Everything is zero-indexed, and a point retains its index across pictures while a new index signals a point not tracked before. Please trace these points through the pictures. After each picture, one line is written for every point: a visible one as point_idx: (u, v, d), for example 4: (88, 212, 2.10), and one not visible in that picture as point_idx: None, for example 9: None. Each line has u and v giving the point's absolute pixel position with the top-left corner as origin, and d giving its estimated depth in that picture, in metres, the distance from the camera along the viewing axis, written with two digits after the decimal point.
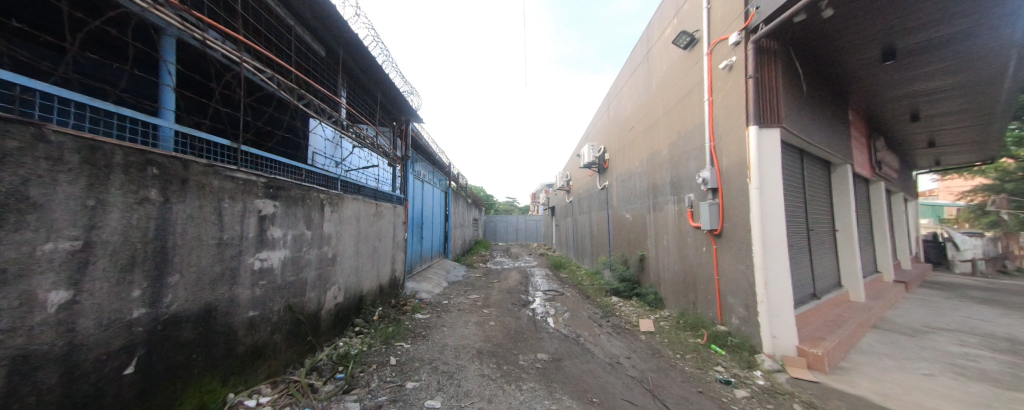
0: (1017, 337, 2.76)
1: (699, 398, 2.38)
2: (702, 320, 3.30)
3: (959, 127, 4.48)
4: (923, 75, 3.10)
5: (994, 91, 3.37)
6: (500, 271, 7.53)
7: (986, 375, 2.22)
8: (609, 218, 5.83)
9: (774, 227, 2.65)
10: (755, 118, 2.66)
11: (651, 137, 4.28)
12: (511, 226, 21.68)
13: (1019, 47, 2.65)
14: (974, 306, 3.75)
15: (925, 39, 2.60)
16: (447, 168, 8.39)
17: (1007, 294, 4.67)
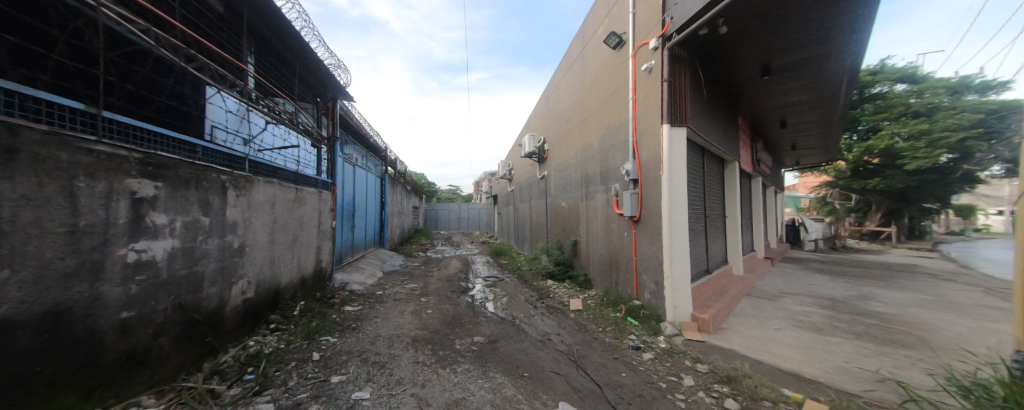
0: (837, 296, 3.68)
1: (616, 364, 2.71)
2: (622, 296, 3.71)
3: (812, 135, 5.67)
4: (789, 90, 3.82)
5: (834, 107, 4.32)
6: (442, 260, 7.46)
7: (814, 325, 2.94)
8: (547, 206, 6.13)
9: (679, 213, 3.08)
10: (668, 117, 3.02)
11: (584, 130, 4.57)
12: (454, 214, 21.61)
13: (848, 75, 3.43)
14: (815, 275, 4.86)
15: (790, 61, 3.21)
16: (383, 153, 7.90)
17: (836, 265, 6.18)
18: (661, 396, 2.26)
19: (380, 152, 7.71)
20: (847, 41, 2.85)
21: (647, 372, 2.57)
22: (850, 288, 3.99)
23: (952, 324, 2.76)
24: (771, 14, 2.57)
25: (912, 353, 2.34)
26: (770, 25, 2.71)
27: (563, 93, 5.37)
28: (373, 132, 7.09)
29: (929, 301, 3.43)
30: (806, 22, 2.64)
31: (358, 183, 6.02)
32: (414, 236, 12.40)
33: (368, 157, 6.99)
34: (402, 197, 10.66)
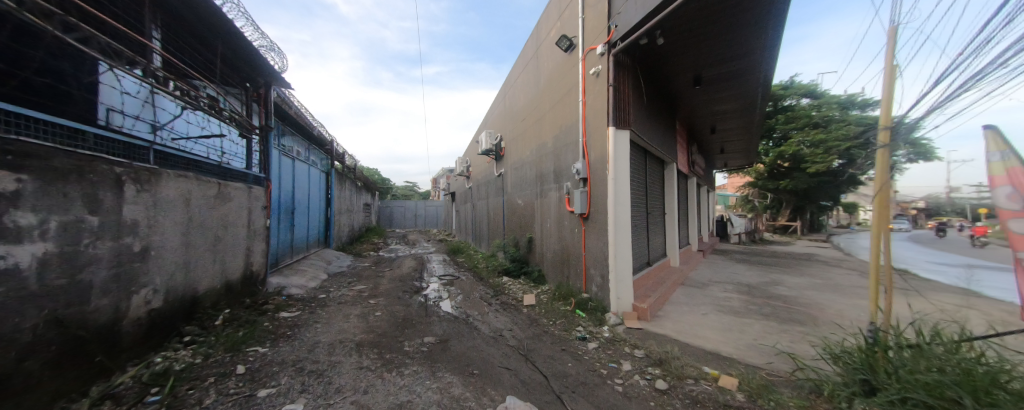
0: (753, 282, 4.21)
1: (564, 355, 2.82)
2: (572, 290, 3.87)
3: (736, 140, 6.40)
4: (716, 100, 4.26)
5: (753, 117, 4.92)
6: (395, 259, 7.19)
7: (733, 309, 3.33)
8: (504, 204, 6.17)
9: (623, 211, 3.28)
10: (613, 119, 3.20)
11: (539, 130, 4.67)
12: (409, 212, 21.12)
13: (762, 89, 3.92)
14: (738, 264, 5.52)
15: (716, 74, 3.58)
16: (329, 146, 7.36)
17: (755, 255, 7.07)
18: (601, 382, 2.40)
19: (326, 145, 7.16)
20: (760, 59, 3.26)
21: (591, 360, 2.72)
22: (764, 276, 4.59)
23: (834, 302, 3.31)
24: (700, 30, 2.84)
25: (803, 328, 2.76)
26: (699, 40, 2.99)
27: (519, 91, 5.42)
28: (317, 123, 6.57)
29: (820, 284, 4.07)
30: (728, 39, 2.97)
31: (298, 178, 5.54)
32: (366, 235, 11.73)
33: (311, 150, 6.45)
34: (352, 194, 10.00)
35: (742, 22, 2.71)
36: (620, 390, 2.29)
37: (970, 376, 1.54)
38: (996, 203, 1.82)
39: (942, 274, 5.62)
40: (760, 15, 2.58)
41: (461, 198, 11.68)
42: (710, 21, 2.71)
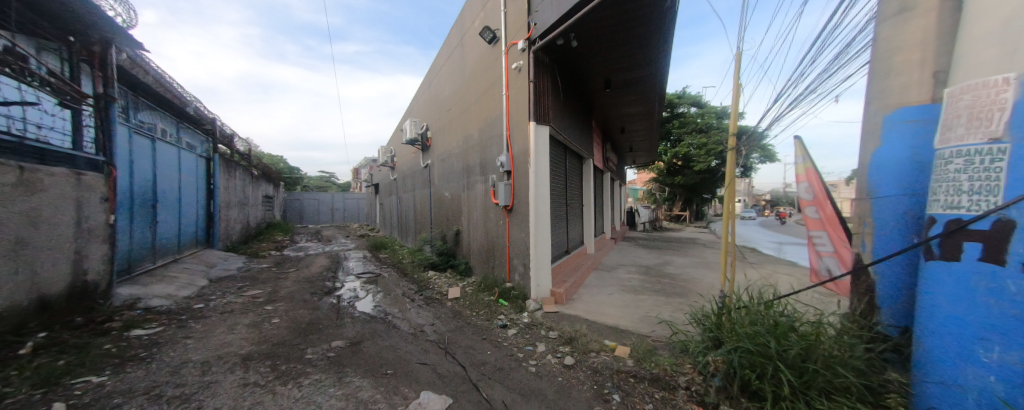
0: (648, 263, 4.93)
1: (484, 344, 2.87)
2: (496, 280, 3.96)
3: (642, 140, 7.36)
4: (624, 103, 4.80)
5: (652, 120, 5.70)
6: (304, 258, 6.42)
7: (632, 287, 3.84)
8: (431, 196, 5.95)
9: (542, 203, 3.47)
10: (533, 115, 3.32)
11: (465, 121, 4.61)
12: (323, 205, 19.38)
13: (657, 97, 4.55)
14: (639, 249, 6.42)
15: (622, 79, 4.00)
16: (209, 126, 6.11)
17: (656, 240, 8.29)
18: (517, 365, 2.52)
19: (204, 125, 5.88)
20: (655, 70, 3.76)
21: (509, 346, 2.84)
22: (658, 257, 5.42)
23: (704, 276, 4.06)
24: (607, 37, 3.12)
25: (680, 299, 3.34)
26: (606, 47, 3.28)
27: (445, 80, 5.26)
28: (192, 98, 5.38)
29: (696, 262, 4.98)
30: (630, 50, 3.34)
31: (160, 164, 4.48)
32: (268, 233, 10.07)
33: (179, 130, 5.21)
34: (244, 184, 8.43)
35: (641, 35, 3.07)
36: (533, 370, 2.44)
37: (777, 326, 2.07)
38: (798, 196, 2.71)
39: (775, 249, 7.45)
40: (653, 30, 2.95)
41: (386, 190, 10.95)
42: (615, 29, 2.99)
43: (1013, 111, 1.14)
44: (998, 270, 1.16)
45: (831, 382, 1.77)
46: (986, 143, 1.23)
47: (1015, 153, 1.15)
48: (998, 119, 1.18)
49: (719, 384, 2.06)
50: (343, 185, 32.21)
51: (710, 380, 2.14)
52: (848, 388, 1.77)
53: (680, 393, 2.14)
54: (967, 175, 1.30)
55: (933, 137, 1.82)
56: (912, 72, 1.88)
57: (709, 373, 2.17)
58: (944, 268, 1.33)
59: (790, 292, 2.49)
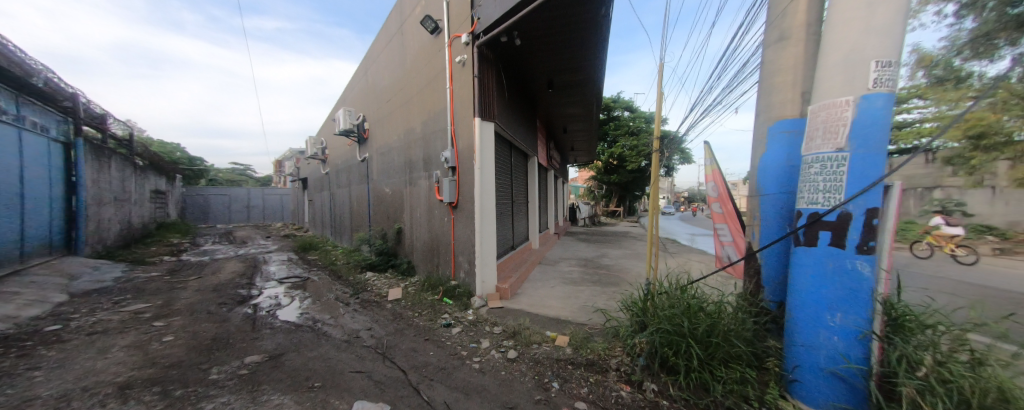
0: (586, 256, 5.28)
1: (426, 345, 2.77)
2: (441, 278, 3.86)
3: (582, 139, 7.87)
4: (565, 104, 5.05)
5: (590, 122, 6.12)
6: (212, 265, 5.54)
7: (572, 279, 4.07)
8: (369, 192, 5.53)
9: (488, 200, 3.47)
10: (478, 111, 3.28)
11: (406, 113, 4.38)
12: (237, 202, 17.44)
13: (594, 100, 4.88)
14: (579, 243, 6.87)
15: (563, 81, 4.20)
16: (67, 104, 4.89)
17: (595, 235, 8.91)
18: (460, 364, 2.48)
19: (61, 101, 4.69)
20: (591, 75, 4.00)
21: (453, 344, 2.78)
22: (595, 250, 5.84)
23: (632, 267, 4.47)
24: (548, 38, 3.22)
25: (612, 288, 3.63)
26: (547, 48, 3.39)
27: (383, 68, 4.93)
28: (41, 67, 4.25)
29: (628, 253, 5.48)
30: (569, 53, 3.50)
31: None
32: (160, 236, 8.39)
33: (18, 105, 4.05)
34: (123, 176, 6.91)
35: (579, 39, 3.23)
36: (476, 367, 2.42)
37: (689, 308, 2.35)
38: (706, 194, 3.10)
39: (690, 240, 8.61)
40: (590, 35, 3.13)
41: (317, 185, 9.93)
42: (556, 32, 3.09)
43: (852, 127, 1.58)
44: (842, 252, 1.64)
45: (727, 351, 2.10)
46: (833, 151, 1.65)
47: (853, 159, 1.58)
48: (842, 133, 1.61)
49: (643, 363, 2.26)
50: (264, 180, 28.52)
51: (636, 360, 2.34)
52: (739, 355, 2.11)
53: (612, 375, 2.32)
54: (819, 174, 1.73)
55: (802, 146, 2.25)
56: (785, 91, 2.33)
57: (635, 354, 2.37)
58: (805, 252, 1.81)
59: (699, 277, 2.85)
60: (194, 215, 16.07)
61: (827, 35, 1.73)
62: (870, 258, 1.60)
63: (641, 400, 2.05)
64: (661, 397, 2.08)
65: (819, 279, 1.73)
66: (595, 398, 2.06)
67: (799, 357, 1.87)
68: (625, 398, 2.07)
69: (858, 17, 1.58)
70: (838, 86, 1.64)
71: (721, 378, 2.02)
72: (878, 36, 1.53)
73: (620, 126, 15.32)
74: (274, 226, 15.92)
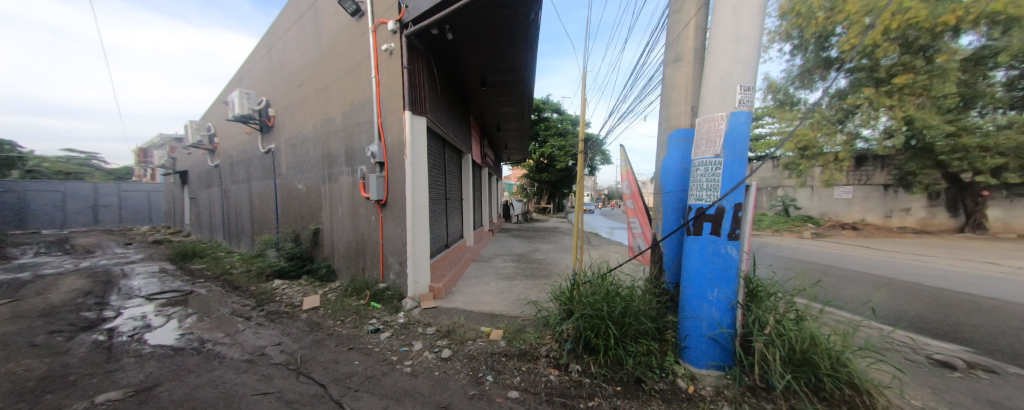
0: (518, 252, 5.51)
1: (351, 354, 2.53)
2: (367, 282, 3.58)
3: (515, 137, 8.21)
4: (498, 102, 5.20)
5: (522, 121, 6.43)
6: (37, 283, 4.16)
7: (506, 274, 4.21)
8: (276, 187, 4.78)
9: (421, 197, 3.34)
10: (408, 104, 3.12)
11: (324, 100, 3.92)
12: (80, 199, 13.66)
13: (525, 101, 5.14)
14: (512, 239, 7.13)
15: (495, 80, 4.31)
16: None
17: (529, 231, 9.31)
18: (390, 370, 2.33)
19: None
20: (522, 76, 4.16)
21: (381, 350, 2.60)
22: (527, 245, 6.13)
23: (559, 260, 4.82)
24: (481, 36, 3.23)
25: (540, 281, 3.84)
26: (479, 47, 3.43)
27: (293, 48, 4.33)
28: None
29: (557, 248, 5.90)
30: (501, 54, 3.61)
31: None
32: None
33: None
34: None
35: (510, 42, 3.35)
36: (408, 371, 2.31)
37: (608, 293, 2.61)
38: (621, 191, 3.49)
39: (609, 233, 9.69)
40: (520, 39, 3.28)
41: (203, 180, 8.24)
42: (488, 32, 3.14)
43: (725, 138, 1.96)
44: (718, 239, 2.02)
45: (637, 328, 2.39)
46: (712, 156, 2.03)
47: (727, 164, 1.96)
48: (719, 143, 1.99)
49: (570, 347, 2.43)
50: (122, 174, 22.50)
51: (564, 345, 2.50)
52: (646, 331, 2.43)
53: (542, 361, 2.44)
54: (703, 175, 2.11)
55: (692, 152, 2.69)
56: (679, 106, 2.76)
57: (563, 339, 2.53)
58: (693, 240, 2.16)
59: (616, 266, 3.20)
60: (8, 222, 11.92)
61: (708, 61, 2.09)
62: (735, 243, 2.02)
63: (567, 381, 2.20)
64: (583, 376, 2.26)
65: (703, 262, 2.10)
66: (526, 385, 2.14)
67: (688, 328, 2.25)
68: (553, 381, 2.20)
69: (728, 49, 1.98)
70: (715, 103, 2.02)
71: (632, 352, 2.29)
72: (741, 67, 1.94)
73: (550, 126, 16.37)
74: (140, 230, 12.65)
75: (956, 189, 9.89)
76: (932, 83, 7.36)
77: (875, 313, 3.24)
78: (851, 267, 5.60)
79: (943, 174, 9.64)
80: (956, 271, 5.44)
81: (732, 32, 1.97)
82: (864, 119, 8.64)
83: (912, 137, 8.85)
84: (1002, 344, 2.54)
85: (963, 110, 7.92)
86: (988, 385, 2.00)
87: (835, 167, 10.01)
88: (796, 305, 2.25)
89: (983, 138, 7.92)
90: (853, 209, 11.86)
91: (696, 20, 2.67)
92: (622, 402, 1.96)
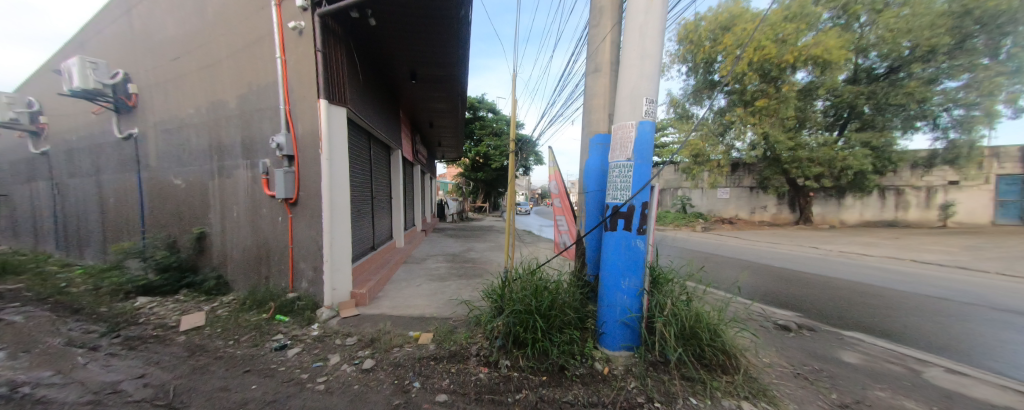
0: (450, 253, 5.47)
1: (246, 378, 2.02)
2: (273, 293, 3.11)
3: (449, 133, 8.24)
4: (428, 95, 5.18)
5: (455, 116, 6.51)
6: None
7: (439, 276, 4.18)
8: (140, 181, 3.83)
9: (340, 195, 3.04)
10: (324, 93, 2.81)
11: (212, 80, 3.31)
12: None
13: (456, 96, 5.24)
14: (445, 240, 7.04)
15: (425, 73, 4.29)
16: None
17: (464, 231, 9.32)
18: (299, 390, 1.93)
19: None
20: (452, 72, 4.24)
21: (286, 370, 2.15)
22: (460, 246, 6.12)
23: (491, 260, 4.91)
24: (408, 26, 3.11)
25: (469, 281, 3.85)
26: (407, 38, 3.36)
27: (167, 12, 3.54)
28: None
29: (489, 247, 6.00)
30: (431, 49, 3.60)
31: None
32: None
33: None
34: None
35: (440, 38, 3.36)
36: (320, 389, 1.95)
37: (537, 288, 2.67)
38: (550, 191, 3.67)
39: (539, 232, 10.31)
40: (450, 37, 3.32)
41: (18, 172, 6.21)
42: (417, 25, 3.09)
43: (635, 144, 2.20)
44: (629, 234, 2.25)
45: (562, 319, 2.51)
46: (625, 160, 2.25)
47: (635, 167, 2.21)
48: (630, 148, 2.22)
49: (501, 344, 2.41)
50: None
51: (494, 342, 2.48)
52: (570, 321, 2.58)
53: (472, 361, 2.38)
54: (617, 176, 2.33)
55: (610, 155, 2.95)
56: (597, 112, 3.03)
57: (494, 336, 2.50)
58: (609, 235, 2.35)
59: (544, 261, 3.35)
60: None
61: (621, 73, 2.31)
62: (643, 237, 2.27)
63: (496, 377, 2.17)
64: (512, 371, 2.27)
65: (617, 255, 2.30)
66: (455, 387, 2.04)
67: (604, 315, 2.45)
68: (482, 379, 2.15)
69: (636, 64, 2.22)
70: (626, 112, 2.25)
71: (557, 342, 2.39)
72: (645, 81, 2.19)
73: (485, 126, 17.06)
74: None
75: (795, 192, 13.02)
76: (779, 107, 10.13)
77: (740, 291, 4.02)
78: (727, 254, 6.92)
79: (786, 180, 12.40)
80: (794, 254, 7.14)
81: (639, 50, 2.22)
82: (737, 133, 11.37)
83: (767, 150, 11.35)
84: (817, 308, 3.39)
85: (798, 130, 10.79)
86: (810, 340, 2.63)
87: (718, 172, 12.28)
88: (687, 288, 2.63)
89: (810, 153, 10.51)
90: (731, 207, 14.73)
91: (611, 36, 2.95)
92: (547, 391, 2.02)
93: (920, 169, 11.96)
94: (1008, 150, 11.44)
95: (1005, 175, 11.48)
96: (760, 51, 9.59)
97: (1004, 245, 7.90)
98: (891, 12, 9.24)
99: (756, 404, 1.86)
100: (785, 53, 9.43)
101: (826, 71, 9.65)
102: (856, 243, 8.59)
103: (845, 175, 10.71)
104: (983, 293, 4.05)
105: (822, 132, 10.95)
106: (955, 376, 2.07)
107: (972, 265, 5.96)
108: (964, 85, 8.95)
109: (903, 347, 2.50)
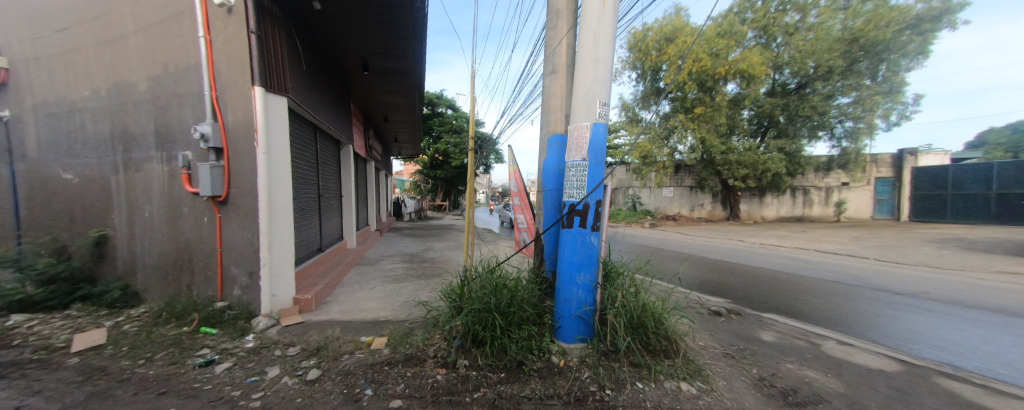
0: (407, 254, 5.30)
1: (161, 401, 1.68)
2: (198, 303, 2.74)
3: (406, 129, 7.98)
4: (383, 87, 4.98)
5: (413, 112, 6.33)
6: None
7: (394, 277, 4.04)
8: (12, 176, 3.14)
9: (280, 192, 2.77)
10: (259, 80, 2.55)
11: (117, 58, 2.84)
12: None
13: (413, 91, 5.11)
14: (401, 240, 6.79)
15: (379, 64, 4.13)
16: None
17: (421, 230, 9.09)
18: (231, 407, 1.68)
19: None
20: (407, 65, 4.14)
21: (213, 387, 1.86)
22: (417, 247, 5.95)
23: (449, 261, 4.84)
24: (359, 14, 2.96)
25: (427, 283, 3.78)
26: (358, 26, 3.20)
27: None
28: None
29: (449, 247, 5.94)
30: (384, 39, 3.48)
31: None
32: None
33: None
34: None
35: (394, 29, 3.26)
36: (256, 406, 1.70)
37: (495, 286, 2.63)
38: (510, 189, 3.68)
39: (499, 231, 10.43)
40: (405, 29, 3.24)
41: None
42: (368, 13, 2.96)
43: (589, 145, 2.29)
44: (584, 231, 2.33)
45: (520, 315, 2.52)
46: (580, 159, 2.33)
47: (589, 166, 2.30)
48: (585, 148, 2.30)
49: (459, 344, 2.35)
50: None
51: (452, 343, 2.41)
52: (528, 318, 2.60)
53: (429, 363, 2.30)
54: (573, 175, 2.39)
55: (566, 154, 3.03)
56: (553, 113, 3.10)
57: (452, 336, 2.43)
58: (566, 232, 2.41)
59: (503, 259, 3.36)
60: None
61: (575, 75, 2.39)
62: (597, 233, 2.37)
63: (454, 378, 2.12)
64: (471, 370, 2.23)
65: (573, 252, 2.38)
66: (411, 391, 1.95)
67: (560, 310, 2.50)
68: (439, 380, 2.08)
69: (590, 68, 2.31)
70: (581, 114, 2.33)
71: (515, 338, 2.39)
72: (597, 85, 2.29)
73: (444, 123, 16.85)
74: None
75: (727, 191, 14.61)
76: (714, 114, 11.34)
77: (680, 281, 4.42)
78: (669, 247, 7.56)
79: (719, 181, 13.84)
80: (724, 246, 8.02)
81: (592, 54, 2.31)
82: (679, 137, 12.42)
83: (705, 153, 12.64)
84: (743, 294, 3.83)
85: (730, 135, 12.12)
86: (736, 323, 2.97)
87: (664, 173, 13.28)
88: (635, 280, 2.78)
89: (738, 156, 11.80)
90: (675, 204, 16.08)
91: (567, 39, 3.04)
92: (505, 387, 2.02)
93: (821, 173, 14.10)
94: (883, 157, 13.94)
95: (881, 178, 13.94)
96: (698, 63, 10.67)
97: (879, 235, 9.64)
98: (799, 35, 10.69)
99: (692, 383, 2.05)
100: (718, 65, 10.63)
101: (751, 84, 10.92)
102: (773, 236, 9.89)
103: (766, 176, 12.02)
104: (863, 276, 4.93)
105: (749, 138, 12.39)
106: (845, 346, 2.46)
107: (856, 253, 7.18)
108: (853, 102, 10.79)
109: (809, 325, 2.91)
